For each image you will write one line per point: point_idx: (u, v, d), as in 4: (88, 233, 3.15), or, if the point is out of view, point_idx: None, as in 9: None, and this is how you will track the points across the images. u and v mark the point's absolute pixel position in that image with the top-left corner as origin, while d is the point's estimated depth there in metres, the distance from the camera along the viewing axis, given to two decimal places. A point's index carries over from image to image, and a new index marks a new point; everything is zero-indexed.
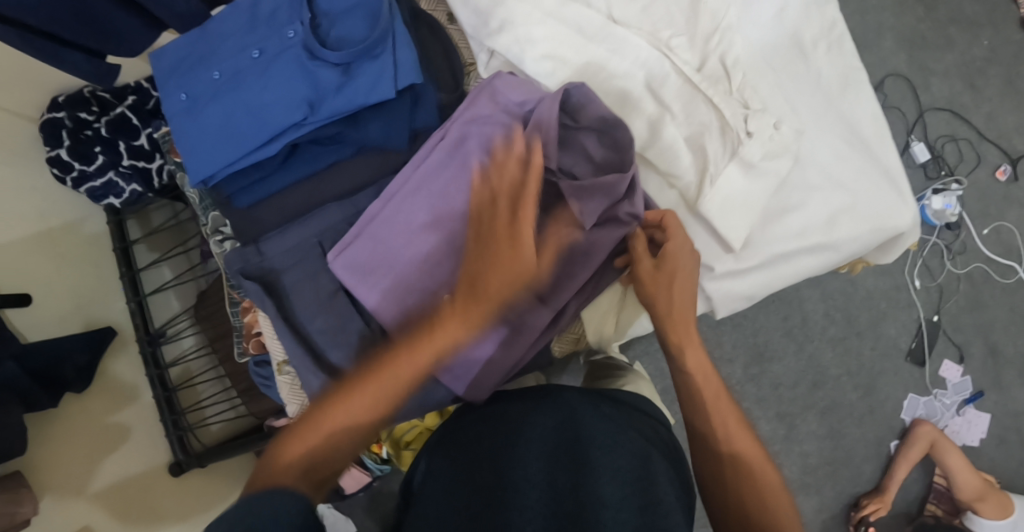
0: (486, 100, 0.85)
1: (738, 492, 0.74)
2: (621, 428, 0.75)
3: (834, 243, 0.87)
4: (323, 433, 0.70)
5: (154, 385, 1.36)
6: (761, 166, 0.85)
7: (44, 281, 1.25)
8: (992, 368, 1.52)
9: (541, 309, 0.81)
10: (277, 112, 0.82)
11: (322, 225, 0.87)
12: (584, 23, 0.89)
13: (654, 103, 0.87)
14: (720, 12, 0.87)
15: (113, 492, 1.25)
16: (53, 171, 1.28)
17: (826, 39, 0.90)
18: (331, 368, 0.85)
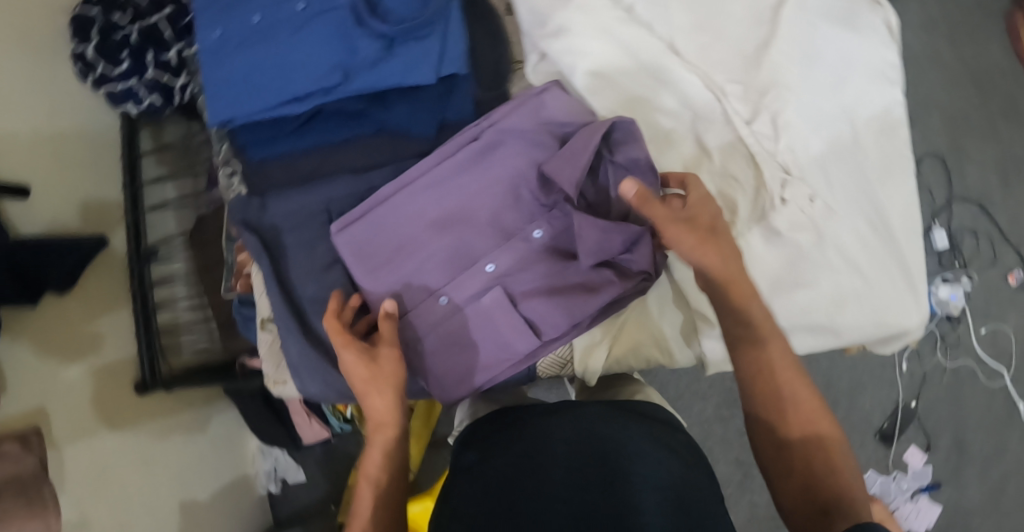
0: (528, 115, 0.82)
1: (796, 444, 0.72)
2: (642, 435, 0.77)
3: (836, 327, 0.87)
4: None
5: (134, 301, 1.35)
6: (783, 237, 0.84)
7: (47, 179, 1.25)
8: (954, 462, 1.52)
9: (533, 337, 0.82)
10: (309, 73, 0.80)
11: (333, 195, 0.84)
12: (640, 46, 0.84)
13: (693, 146, 0.85)
14: (781, 67, 0.84)
15: (74, 398, 1.24)
16: (76, 67, 1.29)
17: (881, 122, 0.89)
18: (312, 336, 0.83)
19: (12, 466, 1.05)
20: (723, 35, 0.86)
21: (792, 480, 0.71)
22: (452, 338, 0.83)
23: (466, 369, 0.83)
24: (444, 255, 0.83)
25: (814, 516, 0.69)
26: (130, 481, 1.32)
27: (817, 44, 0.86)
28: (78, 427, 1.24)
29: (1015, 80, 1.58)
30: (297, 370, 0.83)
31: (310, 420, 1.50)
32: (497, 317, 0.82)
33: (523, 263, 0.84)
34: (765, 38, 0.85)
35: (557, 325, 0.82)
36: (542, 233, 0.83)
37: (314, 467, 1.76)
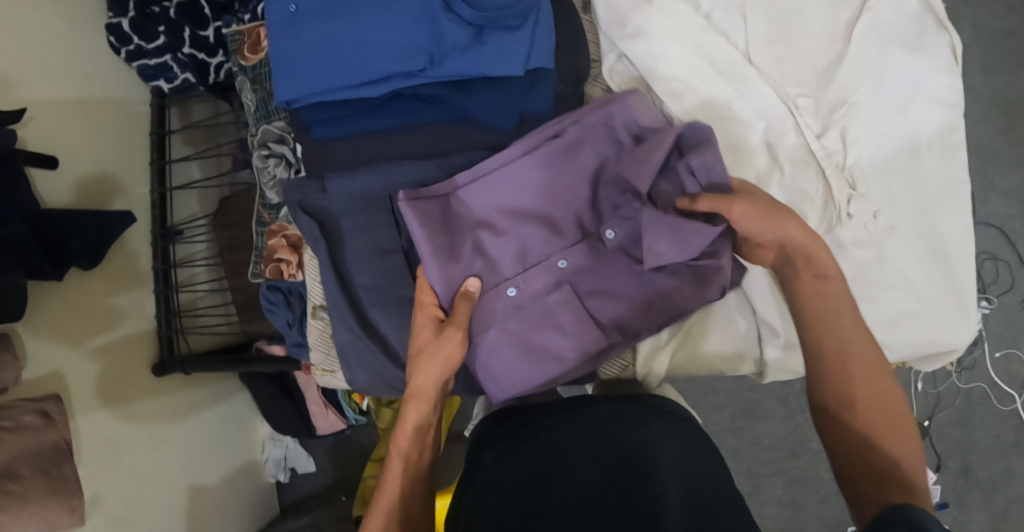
0: (603, 118, 0.81)
1: (863, 415, 0.71)
2: (660, 433, 0.74)
3: (890, 342, 0.88)
4: None
5: (156, 278, 1.34)
6: (849, 252, 0.85)
7: (73, 146, 1.22)
8: (961, 484, 1.53)
9: (598, 336, 0.83)
10: (390, 56, 0.80)
11: (393, 179, 0.80)
12: (718, 55, 0.85)
13: (766, 158, 0.85)
14: (850, 86, 0.86)
15: (93, 371, 1.23)
16: (110, 39, 1.27)
17: (942, 143, 0.89)
18: (367, 325, 0.82)
19: (34, 437, 1.03)
20: (793, 51, 0.86)
21: (848, 448, 0.71)
22: (515, 333, 0.82)
23: (531, 362, 0.82)
24: (513, 250, 0.83)
25: (871, 482, 0.69)
26: (142, 460, 1.30)
27: (884, 66, 0.88)
28: (96, 402, 1.22)
29: None
30: (345, 357, 0.82)
31: (327, 409, 1.49)
32: (562, 317, 0.83)
33: (593, 264, 0.83)
34: (836, 57, 0.87)
35: (624, 325, 0.83)
36: (614, 236, 0.82)
37: (323, 456, 1.73)
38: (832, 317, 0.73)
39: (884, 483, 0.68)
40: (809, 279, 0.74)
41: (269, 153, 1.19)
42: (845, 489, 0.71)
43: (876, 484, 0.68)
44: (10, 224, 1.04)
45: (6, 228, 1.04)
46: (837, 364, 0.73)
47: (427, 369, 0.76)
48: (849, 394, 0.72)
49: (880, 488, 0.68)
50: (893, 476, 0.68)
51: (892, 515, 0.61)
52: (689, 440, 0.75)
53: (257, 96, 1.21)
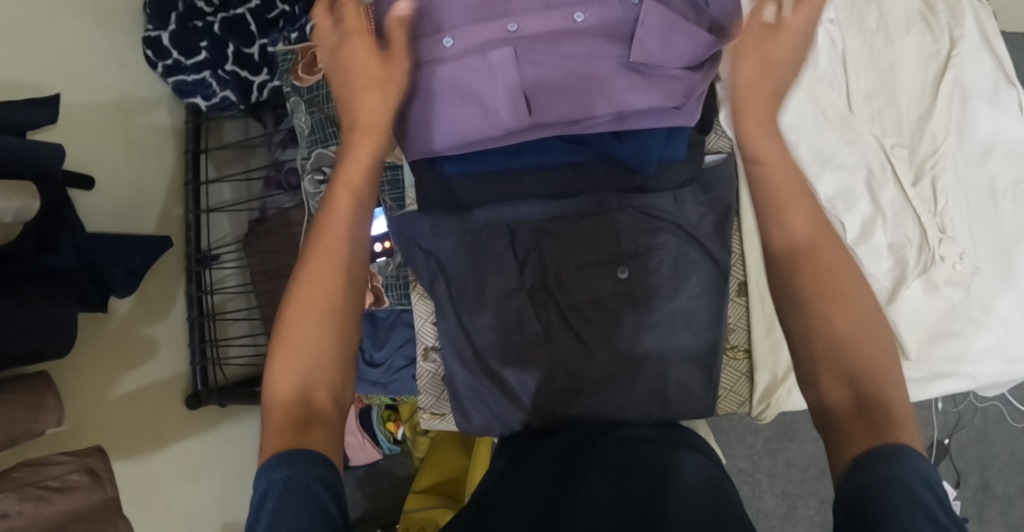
0: (727, 176, 0.84)
1: (869, 394, 0.55)
2: (689, 451, 0.72)
3: (976, 373, 0.89)
4: (291, 328, 0.64)
5: (192, 304, 1.27)
6: (942, 289, 0.87)
7: (111, 166, 1.17)
8: (980, 499, 1.60)
9: (522, 110, 0.76)
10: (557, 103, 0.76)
11: (520, 217, 0.83)
12: (828, 105, 0.86)
13: (869, 204, 0.85)
14: (939, 137, 0.86)
15: (127, 409, 1.15)
16: (147, 52, 1.23)
17: (1019, 191, 0.90)
18: (486, 367, 0.82)
19: (67, 498, 0.93)
20: (891, 104, 0.87)
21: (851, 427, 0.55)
22: (439, 86, 0.77)
23: (443, 112, 0.77)
24: (460, 21, 0.78)
25: (861, 426, 0.55)
26: (174, 495, 1.23)
27: (968, 119, 0.88)
28: (129, 442, 1.15)
29: None
30: (460, 399, 0.83)
31: (364, 440, 1.43)
32: (494, 71, 0.76)
33: (546, 39, 0.77)
34: (924, 111, 0.87)
35: (556, 105, 0.76)
36: (583, 18, 0.76)
37: (354, 488, 1.54)
38: (835, 298, 0.58)
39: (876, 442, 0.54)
40: (831, 267, 0.59)
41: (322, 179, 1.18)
42: (827, 442, 0.57)
43: (865, 430, 0.55)
44: (59, 252, 1.00)
45: (56, 258, 0.99)
46: (827, 303, 0.58)
47: (369, 79, 0.70)
48: (832, 328, 0.57)
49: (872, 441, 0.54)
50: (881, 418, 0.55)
51: (878, 470, 0.51)
52: (710, 463, 0.71)
53: (311, 119, 1.20)
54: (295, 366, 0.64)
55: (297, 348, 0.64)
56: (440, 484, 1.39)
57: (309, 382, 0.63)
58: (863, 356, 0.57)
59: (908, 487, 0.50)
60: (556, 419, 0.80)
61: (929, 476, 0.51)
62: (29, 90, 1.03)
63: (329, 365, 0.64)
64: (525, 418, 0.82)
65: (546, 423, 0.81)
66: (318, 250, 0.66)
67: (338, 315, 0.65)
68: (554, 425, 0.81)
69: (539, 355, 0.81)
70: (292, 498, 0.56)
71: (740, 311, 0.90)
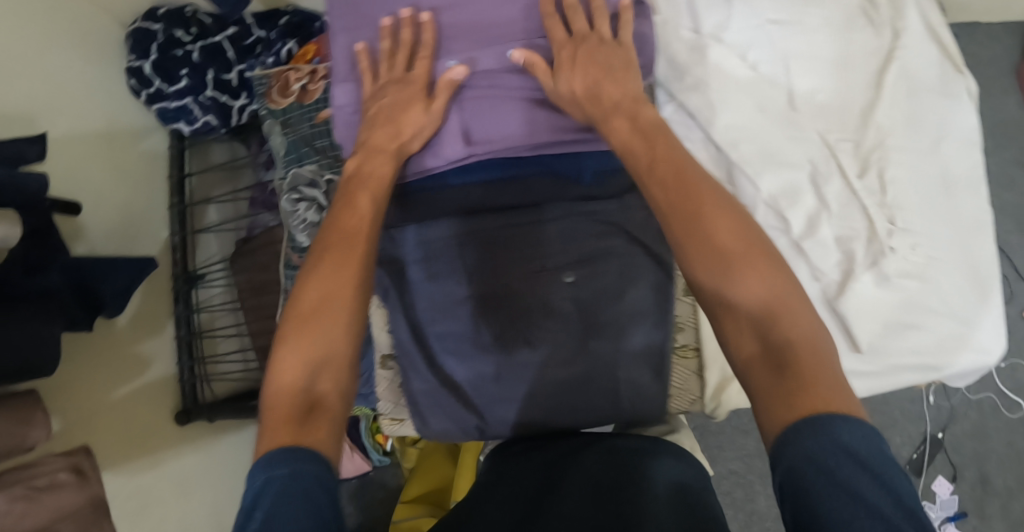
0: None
1: (802, 369, 0.60)
2: (674, 461, 0.73)
3: (937, 364, 0.89)
4: (305, 324, 0.69)
5: (179, 324, 1.31)
6: (895, 282, 0.85)
7: (100, 190, 1.22)
8: (979, 494, 1.57)
9: (460, 142, 0.84)
10: (494, 132, 0.84)
11: (469, 230, 0.84)
12: (769, 100, 0.85)
13: (813, 198, 0.85)
14: (886, 130, 0.86)
15: (117, 424, 1.18)
16: (131, 82, 1.28)
17: (969, 179, 0.89)
18: (441, 373, 0.85)
19: (56, 502, 0.96)
20: (838, 98, 0.87)
21: (785, 400, 0.58)
22: None
23: None
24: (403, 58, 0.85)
25: (799, 389, 0.59)
26: (169, 507, 1.26)
27: (918, 110, 0.87)
28: (120, 456, 1.18)
29: None
30: (420, 408, 0.86)
31: (353, 452, 1.45)
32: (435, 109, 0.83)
33: (482, 77, 0.84)
34: (868, 103, 0.86)
35: (493, 138, 0.84)
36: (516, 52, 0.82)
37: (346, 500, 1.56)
38: (773, 305, 0.63)
39: (780, 390, 0.59)
40: (761, 277, 0.65)
41: (298, 196, 1.17)
42: (759, 414, 0.60)
43: (770, 374, 0.60)
44: (48, 277, 1.04)
45: (43, 279, 1.04)
46: (767, 312, 0.63)
47: (390, 112, 0.80)
48: (773, 321, 0.63)
49: (778, 387, 0.59)
50: (789, 369, 0.60)
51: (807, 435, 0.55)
52: (693, 471, 0.73)
53: (286, 140, 1.24)
54: (305, 360, 0.67)
55: (310, 343, 0.68)
56: (429, 493, 1.41)
57: (317, 375, 0.67)
58: (796, 338, 0.62)
59: (824, 474, 0.53)
60: (513, 423, 0.84)
61: (858, 459, 0.54)
62: (19, 119, 1.07)
63: (337, 361, 0.68)
64: (479, 421, 0.84)
65: (501, 427, 0.84)
66: (337, 256, 0.73)
67: (349, 314, 0.71)
68: (507, 429, 0.84)
69: (493, 360, 0.83)
70: (299, 492, 0.57)
71: (687, 309, 0.90)
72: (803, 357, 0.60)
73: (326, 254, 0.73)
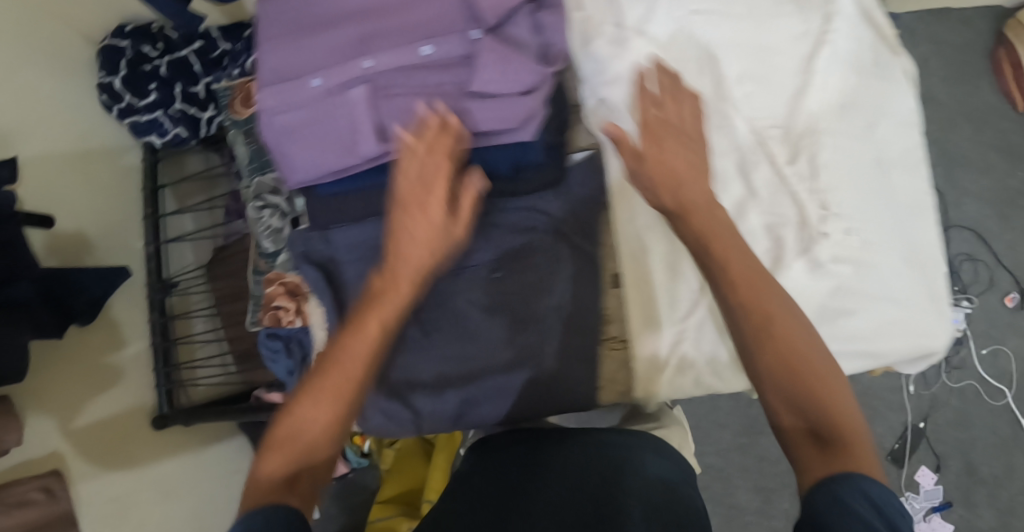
0: (588, 173, 0.85)
1: (843, 438, 0.67)
2: (658, 452, 0.81)
3: (876, 352, 0.88)
4: (307, 411, 0.70)
5: (154, 331, 1.34)
6: (829, 268, 0.84)
7: (73, 205, 1.26)
8: (965, 482, 1.55)
9: (378, 141, 0.78)
10: (413, 131, 0.79)
11: None
12: (694, 92, 0.85)
13: (741, 187, 0.84)
14: (818, 115, 0.86)
15: (94, 431, 1.22)
16: (102, 97, 1.31)
17: (906, 162, 0.89)
18: (376, 370, 0.86)
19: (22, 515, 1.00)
20: (770, 83, 0.86)
21: (822, 461, 0.66)
22: (306, 126, 0.81)
23: (316, 151, 0.81)
24: (320, 60, 0.80)
25: (825, 451, 0.66)
26: (149, 515, 1.29)
27: (852, 94, 0.87)
28: (97, 462, 1.22)
29: (1007, 115, 1.64)
30: (357, 403, 0.86)
31: None
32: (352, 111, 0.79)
33: (400, 75, 0.79)
34: (799, 88, 0.86)
35: (413, 136, 0.79)
36: (431, 49, 0.78)
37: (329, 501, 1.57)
38: (804, 370, 0.70)
39: (818, 456, 0.66)
40: (802, 342, 0.71)
41: (263, 204, 1.21)
42: (796, 468, 0.68)
43: (811, 446, 0.67)
44: (16, 285, 1.07)
45: (12, 291, 1.06)
46: (795, 371, 0.70)
47: (412, 182, 0.73)
48: (815, 388, 0.69)
49: (822, 458, 0.66)
50: (834, 445, 0.67)
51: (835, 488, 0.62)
52: (676, 467, 0.80)
53: (249, 149, 1.27)
54: (296, 441, 0.69)
55: (305, 424, 0.70)
56: (402, 495, 1.41)
57: (304, 456, 0.69)
58: (834, 410, 0.69)
59: (841, 507, 0.60)
60: (445, 415, 0.85)
61: (872, 499, 0.60)
62: None
63: (324, 444, 0.70)
64: (413, 414, 0.85)
65: (435, 420, 0.86)
66: (353, 349, 0.72)
67: (349, 403, 0.71)
68: (441, 421, 0.86)
69: (428, 354, 0.85)
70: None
71: (618, 302, 0.86)
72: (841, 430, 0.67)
73: (351, 345, 0.72)
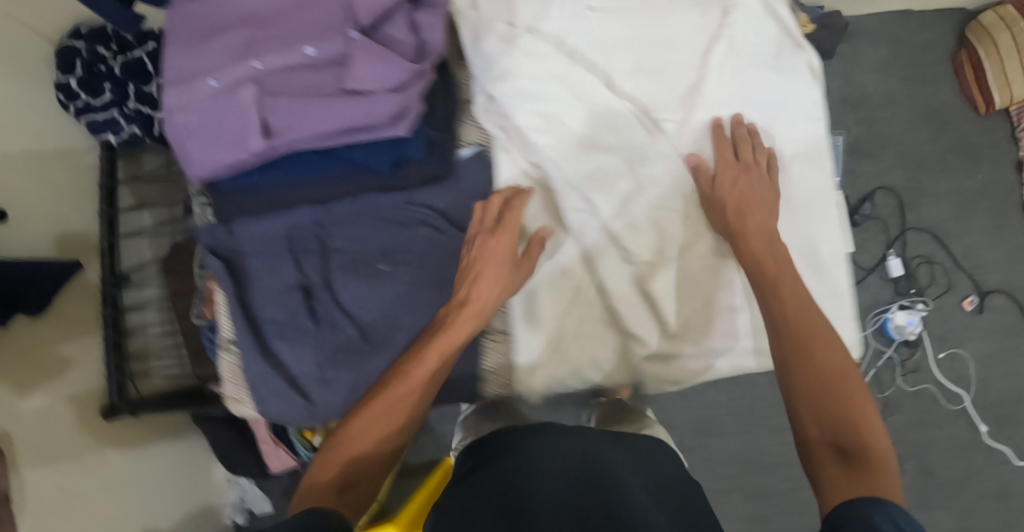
0: (478, 167, 0.89)
1: (869, 455, 0.73)
2: (658, 446, 0.89)
3: (762, 346, 0.89)
4: (362, 427, 0.78)
5: (105, 324, 1.37)
6: (711, 261, 0.89)
7: (27, 199, 1.28)
8: (921, 487, 1.51)
9: (260, 137, 0.81)
10: (296, 127, 0.81)
11: (293, 222, 0.88)
12: (585, 88, 0.86)
13: (631, 179, 0.86)
14: (711, 109, 0.89)
15: (43, 421, 1.24)
16: (59, 96, 1.34)
17: (807, 154, 0.90)
18: (274, 359, 0.87)
19: None
20: (662, 79, 0.89)
21: (854, 483, 0.70)
22: (201, 122, 0.84)
23: (210, 145, 0.84)
24: (216, 60, 0.83)
25: (849, 470, 0.72)
26: (101, 506, 1.30)
27: (755, 87, 0.89)
28: (49, 449, 1.23)
29: (965, 116, 1.62)
30: (257, 390, 0.86)
31: (278, 448, 1.49)
32: (240, 109, 0.82)
33: (285, 74, 0.81)
34: (697, 80, 0.89)
35: (293, 132, 0.81)
36: (314, 50, 0.80)
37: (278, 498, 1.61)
38: (840, 392, 0.78)
39: (849, 474, 0.71)
40: (830, 367, 0.80)
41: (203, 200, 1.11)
42: (816, 487, 0.73)
43: (841, 464, 0.73)
44: None
45: None
46: (826, 393, 0.78)
47: (493, 243, 0.81)
48: (842, 408, 0.77)
49: (857, 475, 0.71)
50: (857, 461, 0.73)
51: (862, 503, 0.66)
52: (673, 462, 0.87)
53: None
54: (357, 451, 0.78)
55: (365, 437, 0.78)
56: None
57: (359, 470, 0.78)
58: (854, 424, 0.76)
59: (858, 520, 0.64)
60: (337, 406, 0.86)
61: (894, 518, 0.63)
62: None
63: (371, 461, 0.78)
64: (308, 402, 0.86)
65: (330, 410, 0.86)
66: (411, 378, 0.80)
67: (398, 422, 0.79)
68: (332, 410, 0.86)
69: (328, 342, 0.86)
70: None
71: None
72: (872, 451, 0.73)
73: (413, 373, 0.80)
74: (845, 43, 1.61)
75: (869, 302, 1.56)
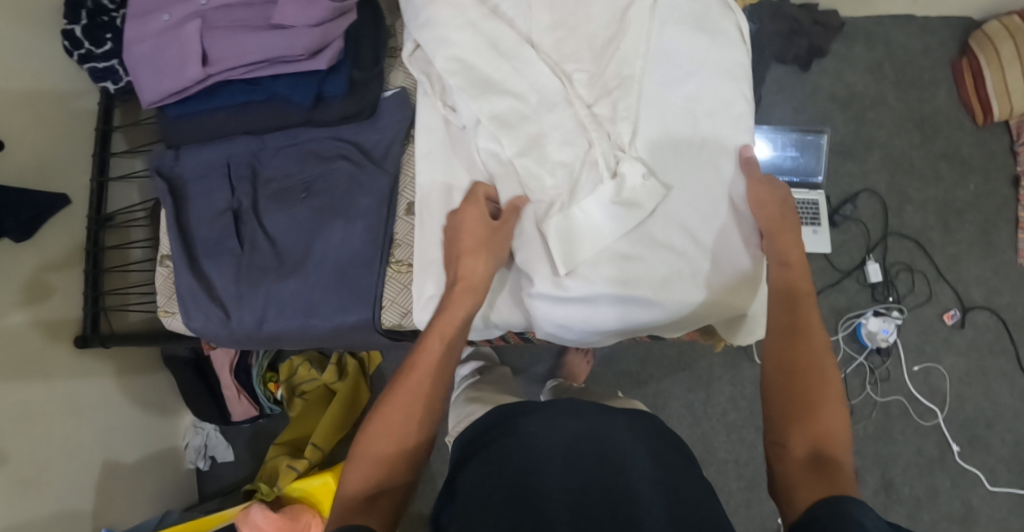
0: (396, 106, 0.97)
1: (836, 465, 0.72)
2: (655, 425, 0.87)
3: (662, 301, 0.88)
4: (386, 427, 0.80)
5: (86, 260, 1.37)
6: (617, 209, 0.87)
7: (22, 135, 1.28)
8: (881, 501, 1.46)
9: (196, 64, 0.90)
10: (228, 57, 0.90)
11: (231, 151, 0.98)
12: (499, 37, 0.90)
13: (535, 126, 0.89)
14: (629, 61, 0.89)
15: (12, 354, 1.24)
16: (64, 44, 1.33)
17: (722, 113, 0.92)
18: (200, 273, 0.97)
19: None
20: (579, 30, 0.91)
21: (822, 486, 0.70)
22: (148, 52, 0.93)
23: (153, 73, 0.92)
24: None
25: (821, 476, 0.72)
26: (62, 431, 1.33)
27: (668, 44, 0.91)
28: (16, 378, 1.24)
29: (960, 124, 1.57)
30: (183, 300, 0.95)
31: (240, 395, 1.53)
32: (182, 39, 0.91)
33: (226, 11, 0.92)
34: (615, 32, 0.91)
35: (225, 61, 0.90)
36: None
37: (243, 447, 1.73)
38: (820, 401, 0.77)
39: (818, 480, 0.71)
40: (816, 379, 0.78)
41: None
42: (788, 494, 0.73)
43: (811, 468, 0.73)
44: None
45: None
46: (808, 404, 0.78)
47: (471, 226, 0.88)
48: (816, 419, 0.76)
49: (824, 481, 0.71)
50: (828, 468, 0.72)
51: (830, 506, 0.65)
52: (667, 437, 0.85)
53: None
54: (383, 448, 0.79)
55: (388, 434, 0.80)
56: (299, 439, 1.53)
57: (388, 472, 0.78)
58: (828, 432, 0.76)
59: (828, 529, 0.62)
60: (249, 319, 0.95)
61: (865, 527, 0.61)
62: None
63: (400, 463, 0.79)
64: (225, 316, 0.95)
65: (243, 324, 0.95)
66: (420, 366, 0.83)
67: (416, 416, 0.81)
68: (246, 324, 0.95)
69: (249, 261, 0.96)
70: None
71: (406, 227, 0.96)
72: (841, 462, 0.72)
73: (419, 362, 0.83)
74: (837, 44, 1.59)
75: (843, 305, 1.52)
